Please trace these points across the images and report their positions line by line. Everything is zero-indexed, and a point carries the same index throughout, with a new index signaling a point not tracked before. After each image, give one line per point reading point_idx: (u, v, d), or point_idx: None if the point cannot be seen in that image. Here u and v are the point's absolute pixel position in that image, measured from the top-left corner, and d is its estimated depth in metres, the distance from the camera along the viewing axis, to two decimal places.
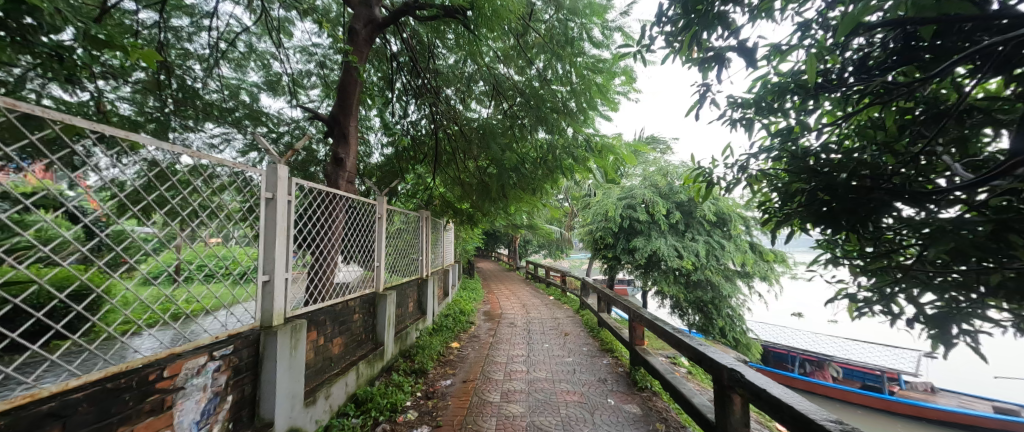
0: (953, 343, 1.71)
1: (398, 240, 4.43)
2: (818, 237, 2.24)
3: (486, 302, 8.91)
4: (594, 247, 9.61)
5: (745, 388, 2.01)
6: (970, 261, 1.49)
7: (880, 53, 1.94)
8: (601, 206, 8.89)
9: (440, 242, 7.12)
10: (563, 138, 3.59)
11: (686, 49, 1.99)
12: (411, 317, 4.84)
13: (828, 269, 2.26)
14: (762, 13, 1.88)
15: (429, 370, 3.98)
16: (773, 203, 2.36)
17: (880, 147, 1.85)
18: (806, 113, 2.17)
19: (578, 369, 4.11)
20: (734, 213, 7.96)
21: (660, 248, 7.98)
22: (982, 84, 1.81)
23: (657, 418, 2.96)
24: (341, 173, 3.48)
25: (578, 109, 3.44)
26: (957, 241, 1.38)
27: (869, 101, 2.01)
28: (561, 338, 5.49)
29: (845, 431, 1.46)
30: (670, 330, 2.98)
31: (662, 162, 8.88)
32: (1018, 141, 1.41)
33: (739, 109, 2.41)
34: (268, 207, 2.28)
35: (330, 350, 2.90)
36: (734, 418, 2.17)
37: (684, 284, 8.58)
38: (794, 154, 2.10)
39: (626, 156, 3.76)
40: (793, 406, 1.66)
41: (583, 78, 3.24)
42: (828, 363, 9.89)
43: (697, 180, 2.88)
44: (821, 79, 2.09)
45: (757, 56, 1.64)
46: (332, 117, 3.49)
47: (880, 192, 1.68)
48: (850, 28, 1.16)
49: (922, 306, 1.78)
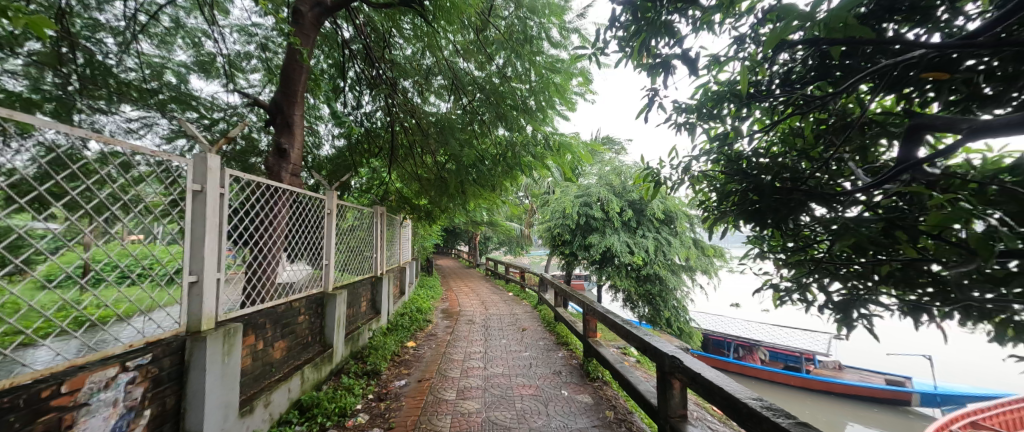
0: (853, 326, 1.98)
1: (350, 237, 4.26)
2: (749, 233, 2.50)
3: (444, 300, 8.81)
4: (552, 243, 9.84)
5: (684, 373, 2.18)
6: (868, 253, 1.74)
7: (801, 68, 2.17)
8: (559, 204, 9.12)
9: (396, 239, 6.90)
10: (522, 135, 3.66)
11: (637, 54, 2.11)
12: (364, 317, 4.66)
13: (756, 262, 2.53)
14: (703, 25, 2.04)
15: (383, 370, 3.88)
16: (712, 202, 2.59)
17: (799, 153, 2.12)
18: (740, 120, 2.41)
19: (533, 363, 4.21)
20: (680, 211, 8.51)
21: (614, 244, 8.34)
22: (880, 100, 2.10)
23: (606, 406, 3.13)
24: (284, 165, 3.25)
25: (537, 107, 3.52)
26: (855, 236, 1.61)
27: (791, 112, 2.25)
28: (518, 333, 5.58)
29: (763, 407, 1.65)
30: (620, 321, 3.15)
31: (616, 161, 9.28)
32: (905, 150, 1.67)
33: (683, 114, 2.61)
34: (195, 200, 2.08)
35: (270, 354, 2.72)
36: (674, 401, 2.36)
37: (635, 278, 9.01)
38: (729, 158, 2.31)
39: (583, 155, 3.91)
40: (723, 387, 1.84)
41: (541, 78, 3.31)
42: (757, 346, 10.95)
43: (647, 179, 3.07)
44: (753, 89, 2.31)
45: (698, 65, 1.78)
46: (275, 104, 3.27)
47: (799, 193, 1.90)
48: (774, 44, 1.27)
49: (830, 294, 2.04)
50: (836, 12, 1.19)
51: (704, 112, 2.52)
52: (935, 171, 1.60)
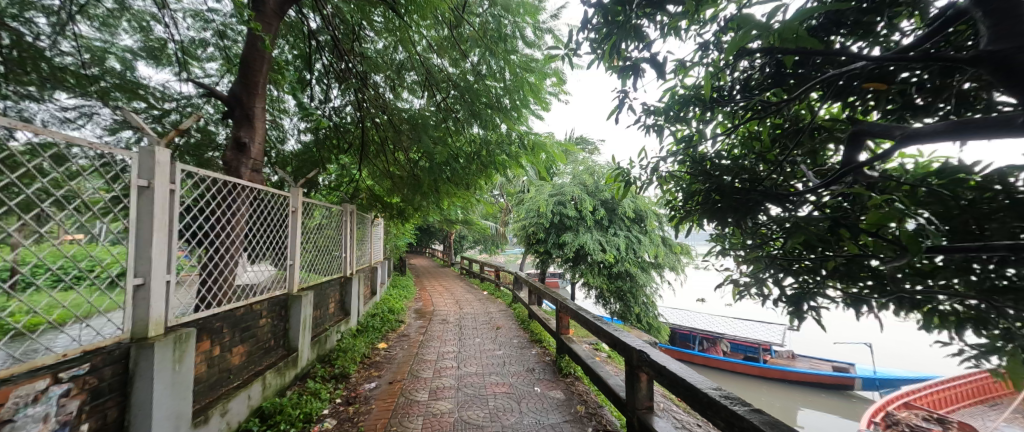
0: (804, 317, 2.12)
1: (318, 236, 4.10)
2: (712, 231, 2.62)
3: (417, 300, 8.67)
4: (526, 242, 9.90)
5: (650, 367, 2.25)
6: (817, 249, 1.87)
7: (759, 75, 2.30)
8: (533, 203, 9.18)
9: (367, 238, 6.72)
10: (497, 134, 3.65)
11: (608, 56, 2.16)
12: (332, 319, 4.51)
13: (718, 259, 2.66)
14: (669, 31, 2.11)
15: (351, 373, 3.77)
16: (678, 201, 2.69)
17: (757, 156, 2.25)
18: (704, 123, 2.52)
19: (507, 361, 4.23)
20: (650, 210, 8.78)
21: (586, 242, 8.50)
22: (828, 107, 2.25)
23: (578, 401, 3.19)
24: (244, 160, 3.08)
25: (511, 106, 3.53)
26: (805, 233, 1.73)
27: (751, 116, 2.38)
28: (492, 331, 5.58)
29: (722, 396, 1.74)
30: (592, 318, 3.22)
31: (590, 161, 9.44)
32: (849, 154, 1.80)
33: (651, 116, 2.70)
34: (141, 196, 1.94)
35: (228, 360, 2.57)
36: (641, 394, 2.43)
37: (607, 276, 9.22)
38: (695, 159, 2.41)
39: (557, 155, 3.95)
40: (686, 379, 1.92)
41: (515, 77, 3.31)
42: (720, 339, 11.50)
43: (618, 179, 3.15)
44: (716, 94, 2.43)
45: (666, 69, 1.85)
46: (233, 96, 3.09)
47: (756, 193, 2.03)
48: (733, 51, 1.34)
49: (784, 288, 2.18)
50: (789, 23, 1.27)
51: (671, 114, 2.62)
52: (874, 174, 1.74)
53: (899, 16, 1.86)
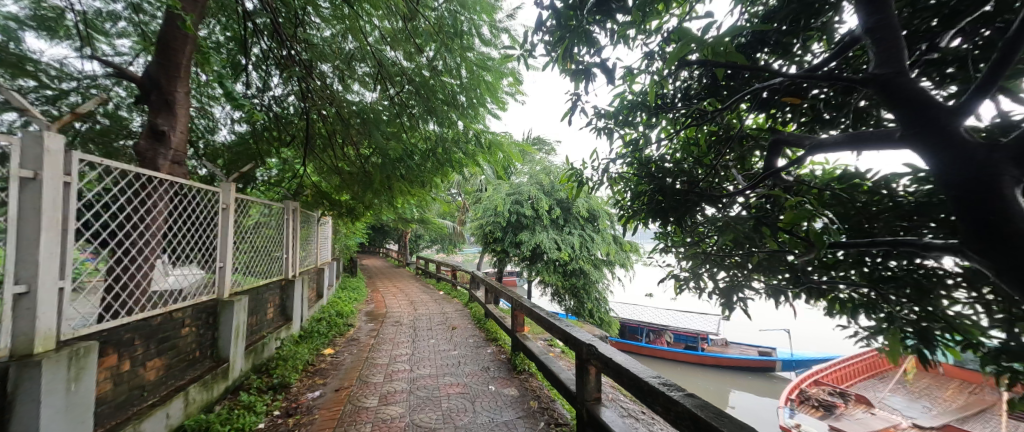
0: (733, 307, 2.32)
1: (255, 236, 3.79)
2: (656, 229, 2.79)
3: (369, 302, 8.32)
4: (483, 241, 9.88)
5: (598, 360, 2.35)
6: (745, 246, 2.08)
7: (698, 85, 2.48)
8: (490, 201, 9.17)
9: (312, 237, 6.32)
10: (453, 131, 3.59)
11: (561, 60, 2.21)
12: (272, 324, 4.20)
13: (661, 256, 2.85)
14: (619, 38, 2.21)
15: (292, 383, 3.52)
16: (626, 201, 2.83)
17: (695, 161, 2.44)
18: (650, 128, 2.67)
19: (462, 361, 4.19)
20: (603, 210, 9.11)
21: (543, 241, 8.64)
22: (755, 117, 2.49)
23: (531, 397, 3.25)
24: (162, 151, 2.75)
25: (468, 104, 3.50)
26: (733, 232, 1.92)
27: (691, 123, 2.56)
28: (447, 331, 5.52)
29: (662, 383, 1.86)
30: (545, 315, 3.29)
31: (547, 161, 9.60)
32: (769, 160, 2.00)
33: (602, 119, 2.82)
34: (24, 190, 1.67)
35: (141, 375, 2.29)
36: (590, 386, 2.52)
37: (562, 273, 9.45)
38: (641, 162, 2.54)
39: (514, 154, 3.97)
40: (630, 369, 2.02)
41: (472, 74, 3.27)
42: (664, 331, 12.26)
43: (571, 179, 3.24)
44: (661, 101, 2.59)
45: (615, 75, 1.93)
46: (149, 78, 2.76)
47: (694, 195, 2.21)
48: (673, 61, 1.42)
49: (717, 281, 2.37)
50: (720, 38, 1.37)
51: (620, 118, 2.74)
52: (790, 178, 1.95)
53: (811, 39, 2.11)
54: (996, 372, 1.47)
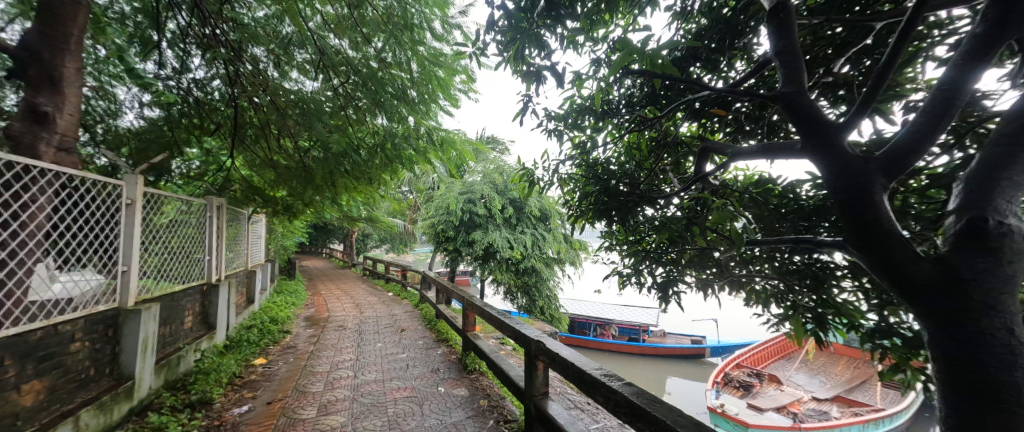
0: (668, 300, 2.50)
1: (170, 236, 3.37)
2: (602, 229, 2.92)
3: (309, 306, 7.78)
4: (435, 240, 9.69)
5: (545, 355, 2.40)
6: (679, 244, 2.25)
7: (639, 93, 2.65)
8: (442, 200, 9.02)
9: (242, 237, 5.76)
10: (404, 127, 3.43)
11: (513, 60, 2.22)
12: (192, 334, 3.78)
13: (607, 254, 2.99)
14: (568, 43, 2.27)
15: (216, 398, 3.20)
16: (575, 201, 2.92)
17: (637, 164, 2.60)
18: (597, 131, 2.80)
19: (410, 364, 4.07)
20: (554, 209, 9.32)
21: (495, 240, 8.65)
22: (689, 126, 2.71)
23: (481, 396, 3.24)
24: (44, 136, 2.35)
25: (420, 99, 3.36)
26: (669, 230, 2.07)
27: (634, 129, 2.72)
28: (396, 334, 5.33)
29: (604, 374, 1.95)
30: (496, 313, 3.30)
31: (500, 161, 9.61)
32: (698, 165, 2.18)
33: (553, 121, 2.89)
34: None
35: (12, 401, 1.94)
36: (537, 382, 2.56)
37: (515, 272, 9.53)
38: (589, 164, 2.64)
39: (468, 153, 3.87)
40: (575, 362, 2.09)
41: (423, 70, 3.16)
42: (609, 325, 12.86)
43: (523, 179, 3.29)
44: (607, 107, 2.72)
45: (563, 78, 1.98)
46: (28, 50, 2.34)
47: (635, 196, 2.34)
48: (616, 69, 1.48)
49: (655, 276, 2.54)
50: (657, 50, 1.46)
51: (569, 121, 2.83)
52: (715, 182, 2.14)
53: (735, 58, 2.35)
54: (872, 349, 1.74)
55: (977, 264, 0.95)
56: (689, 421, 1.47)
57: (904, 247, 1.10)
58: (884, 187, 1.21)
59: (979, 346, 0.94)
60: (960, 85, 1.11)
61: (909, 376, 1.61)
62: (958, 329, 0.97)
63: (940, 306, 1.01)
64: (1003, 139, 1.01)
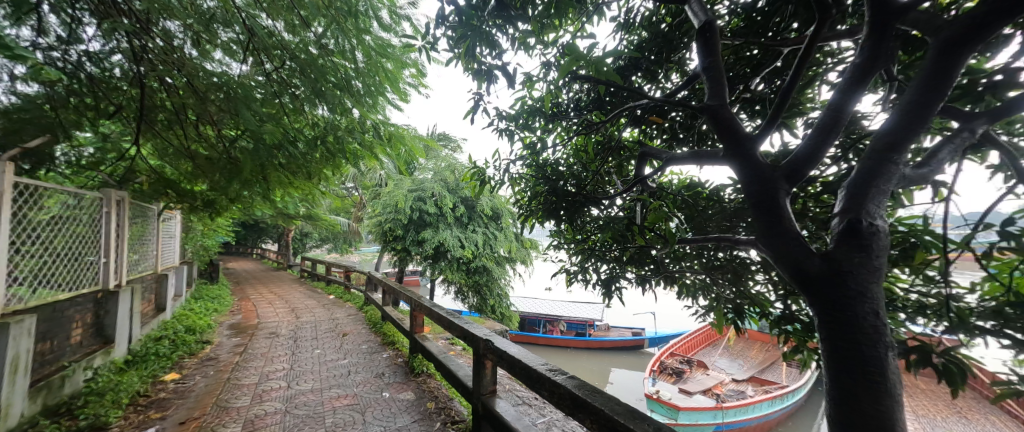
0: (611, 296, 2.63)
1: (55, 235, 2.89)
2: (551, 228, 2.99)
3: (235, 312, 7.08)
4: (382, 239, 9.31)
5: (494, 353, 2.41)
6: (622, 242, 2.37)
7: (586, 98, 2.76)
8: (390, 197, 8.68)
9: (150, 235, 5.08)
10: (348, 120, 3.21)
11: (464, 57, 2.19)
12: (82, 349, 3.26)
13: (556, 252, 3.07)
14: (519, 44, 2.30)
15: (114, 423, 2.80)
16: (526, 200, 2.96)
17: (584, 165, 2.71)
18: (546, 133, 2.88)
19: (352, 370, 3.87)
20: (506, 209, 9.38)
21: (446, 239, 8.51)
22: (632, 132, 2.86)
23: (428, 398, 3.17)
24: None
25: (365, 91, 3.19)
26: (612, 228, 2.19)
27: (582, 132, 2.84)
28: (337, 339, 5.04)
29: (549, 369, 2.00)
30: (444, 313, 3.24)
31: (452, 158, 9.45)
32: (638, 167, 2.31)
33: (504, 121, 2.92)
34: None
35: None
36: (486, 380, 2.56)
37: (465, 271, 9.44)
38: (538, 165, 2.70)
39: (417, 149, 3.74)
40: (521, 359, 2.13)
41: (369, 59, 2.98)
42: (558, 321, 13.21)
43: (474, 177, 3.27)
44: (555, 109, 2.80)
45: (513, 78, 2.00)
46: None
47: (582, 196, 2.42)
48: (563, 73, 1.53)
49: (600, 273, 2.66)
50: (601, 58, 1.52)
51: (520, 121, 2.86)
52: (653, 185, 2.29)
53: (670, 70, 2.54)
54: (779, 333, 1.98)
55: (854, 259, 1.13)
56: (625, 409, 1.56)
57: (801, 244, 1.27)
58: (787, 192, 1.38)
59: (853, 328, 1.10)
60: (844, 105, 1.29)
61: (805, 356, 1.86)
62: (838, 315, 1.14)
63: (826, 295, 1.17)
64: (875, 153, 1.20)
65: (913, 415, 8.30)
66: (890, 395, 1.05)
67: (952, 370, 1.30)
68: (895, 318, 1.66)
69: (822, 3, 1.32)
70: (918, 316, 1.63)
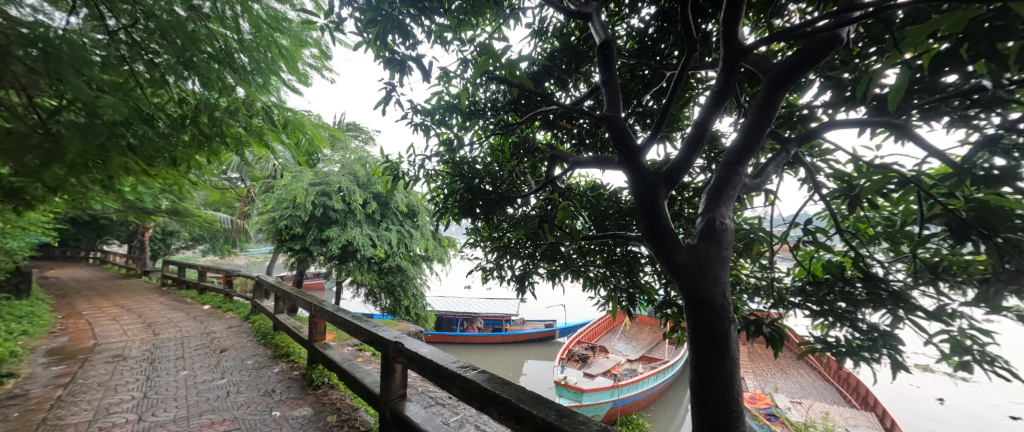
0: (524, 290, 2.76)
1: None
2: (469, 226, 3.02)
3: (61, 333, 5.61)
4: (277, 238, 8.30)
5: (404, 356, 2.35)
6: (537, 239, 2.50)
7: (503, 100, 2.86)
8: (287, 191, 7.76)
9: None
10: (228, 98, 2.62)
11: (375, 45, 2.07)
12: None
13: (471, 250, 3.11)
14: (434, 38, 2.26)
15: None
16: (442, 196, 2.94)
17: (499, 164, 2.81)
18: (463, 130, 2.90)
19: (233, 390, 3.41)
20: (422, 206, 9.12)
21: (355, 237, 7.94)
22: (546, 136, 3.05)
23: (330, 411, 2.95)
24: None
25: (254, 68, 2.76)
26: (525, 225, 2.30)
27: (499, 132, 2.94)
28: (213, 356, 4.36)
29: (459, 366, 2.04)
30: (349, 318, 3.04)
31: (362, 151, 8.83)
32: (549, 168, 2.47)
33: (419, 115, 2.85)
34: None
35: None
36: (395, 383, 2.48)
37: (377, 271, 8.93)
38: (454, 162, 2.69)
39: (321, 138, 3.37)
40: (430, 360, 2.12)
41: (256, 30, 2.57)
42: (477, 318, 13.18)
43: (386, 173, 3.12)
44: (472, 107, 2.83)
45: (428, 72, 1.97)
46: None
47: (499, 194, 2.49)
48: (477, 72, 1.54)
49: (513, 270, 2.77)
50: (515, 62, 1.58)
51: (436, 117, 2.82)
52: (562, 186, 2.47)
53: (578, 81, 2.76)
54: (661, 317, 2.30)
55: (709, 251, 1.40)
56: (530, 396, 1.68)
57: (673, 239, 1.51)
58: (664, 195, 1.63)
59: (708, 308, 1.36)
60: (705, 125, 1.58)
61: (679, 334, 2.21)
62: (696, 298, 1.38)
63: (689, 281, 1.41)
64: (726, 166, 1.49)
65: (757, 374, 10.27)
66: (731, 360, 1.32)
67: (776, 338, 1.67)
68: (740, 298, 2.08)
69: (691, 38, 1.57)
70: (755, 296, 2.06)
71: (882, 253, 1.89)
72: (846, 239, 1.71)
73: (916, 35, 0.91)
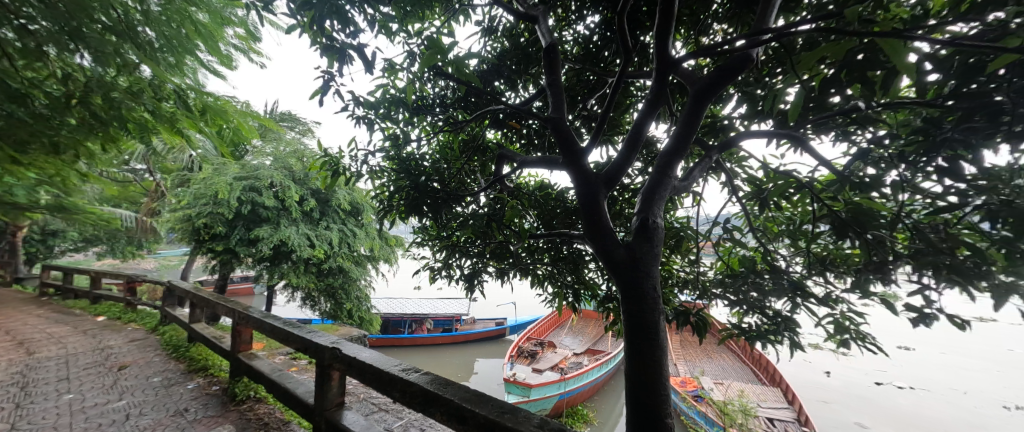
0: (472, 289, 2.74)
1: None
2: (417, 225, 2.93)
3: None
4: (194, 238, 7.40)
5: (342, 362, 2.22)
6: (486, 238, 2.49)
7: (451, 97, 2.81)
8: (206, 185, 6.94)
9: None
10: (129, 78, 2.28)
11: (311, 30, 1.93)
12: None
13: (418, 250, 3.02)
14: (378, 27, 2.15)
15: None
16: (387, 194, 2.81)
17: (448, 161, 2.76)
18: (410, 125, 2.80)
19: (133, 413, 2.98)
20: (367, 204, 8.68)
21: (290, 237, 7.32)
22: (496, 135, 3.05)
23: (255, 427, 2.70)
24: None
25: (163, 45, 2.42)
26: (472, 223, 2.28)
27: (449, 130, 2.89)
28: (110, 375, 3.77)
29: (402, 369, 1.97)
30: (280, 324, 2.80)
31: (298, 143, 8.18)
32: (498, 167, 2.48)
33: (362, 107, 2.70)
34: None
35: None
36: (331, 392, 2.33)
37: (315, 274, 8.33)
38: (399, 158, 2.59)
39: (248, 128, 3.06)
40: (371, 365, 2.02)
41: (166, 3, 2.22)
42: (426, 318, 12.81)
43: (325, 167, 2.91)
44: (419, 102, 2.74)
45: (370, 63, 1.87)
46: None
47: (447, 192, 2.44)
48: (423, 66, 1.49)
49: (461, 269, 2.74)
50: (461, 59, 1.56)
51: (381, 110, 2.70)
52: (510, 185, 2.49)
53: (527, 82, 2.80)
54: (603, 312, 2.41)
55: (642, 247, 1.50)
56: (473, 395, 1.68)
57: (611, 237, 1.60)
58: (604, 195, 1.71)
59: (641, 301, 1.45)
60: (640, 130, 1.69)
61: (619, 327, 2.33)
62: (631, 292, 1.48)
63: (625, 276, 1.51)
64: (658, 169, 1.61)
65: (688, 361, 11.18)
66: (660, 348, 1.43)
67: (700, 326, 1.83)
68: (672, 292, 2.25)
69: (628, 48, 1.67)
70: (684, 290, 2.23)
71: (785, 249, 2.16)
72: (758, 237, 1.92)
73: (809, 58, 1.07)
